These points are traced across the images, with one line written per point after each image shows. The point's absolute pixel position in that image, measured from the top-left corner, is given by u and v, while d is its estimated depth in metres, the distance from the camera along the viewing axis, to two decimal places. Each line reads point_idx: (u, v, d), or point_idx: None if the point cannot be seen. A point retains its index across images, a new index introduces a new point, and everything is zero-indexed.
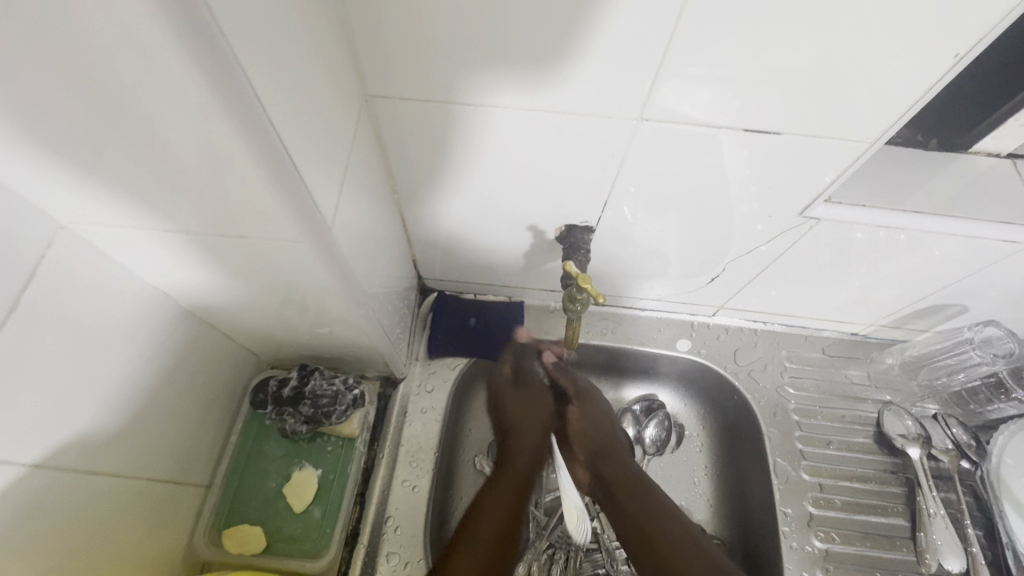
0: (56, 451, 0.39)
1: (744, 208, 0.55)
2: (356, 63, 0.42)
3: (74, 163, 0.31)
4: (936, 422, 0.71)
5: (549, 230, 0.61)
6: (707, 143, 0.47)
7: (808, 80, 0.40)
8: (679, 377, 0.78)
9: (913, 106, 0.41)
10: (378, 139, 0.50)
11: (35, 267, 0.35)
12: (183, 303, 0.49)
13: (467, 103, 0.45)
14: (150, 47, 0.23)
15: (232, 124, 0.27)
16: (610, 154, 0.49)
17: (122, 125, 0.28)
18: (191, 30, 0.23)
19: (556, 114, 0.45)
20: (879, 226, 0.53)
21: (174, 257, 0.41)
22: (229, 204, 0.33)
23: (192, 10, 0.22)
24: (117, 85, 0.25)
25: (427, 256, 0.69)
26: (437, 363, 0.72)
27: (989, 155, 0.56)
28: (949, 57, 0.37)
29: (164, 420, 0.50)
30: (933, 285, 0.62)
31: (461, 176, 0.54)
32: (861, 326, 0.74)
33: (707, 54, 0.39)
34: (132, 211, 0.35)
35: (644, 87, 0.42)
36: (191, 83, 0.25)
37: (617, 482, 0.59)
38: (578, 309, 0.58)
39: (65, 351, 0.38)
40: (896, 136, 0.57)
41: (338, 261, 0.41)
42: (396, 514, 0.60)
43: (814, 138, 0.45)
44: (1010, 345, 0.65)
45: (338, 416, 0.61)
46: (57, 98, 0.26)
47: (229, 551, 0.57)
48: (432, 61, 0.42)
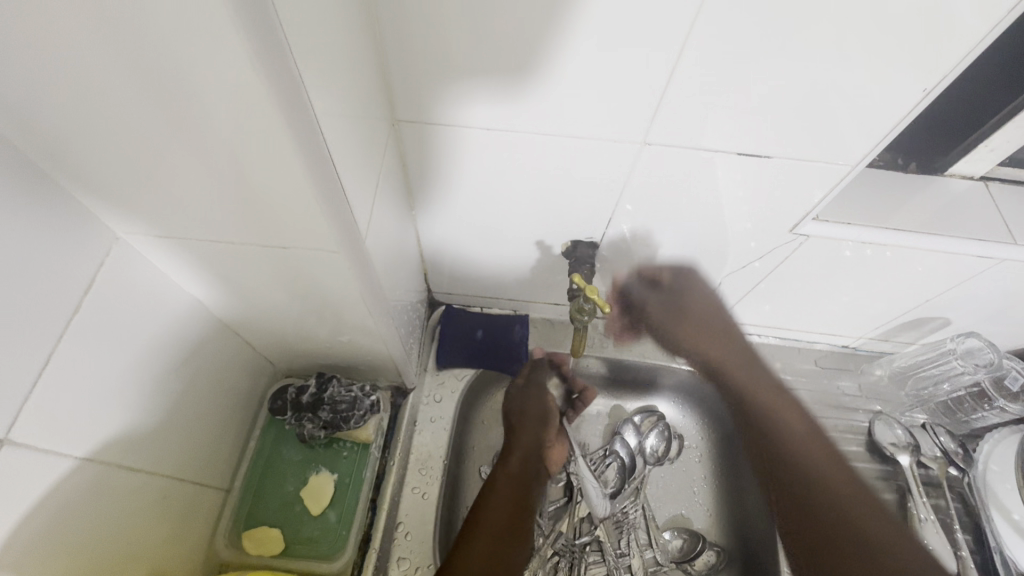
0: (101, 448, 0.41)
1: (738, 227, 0.59)
2: (387, 90, 0.47)
3: (142, 179, 0.35)
4: (925, 431, 0.74)
5: (555, 245, 0.65)
6: (702, 165, 0.51)
7: (796, 108, 0.44)
8: (678, 389, 0.81)
9: (889, 133, 0.46)
10: (401, 159, 0.54)
11: (94, 274, 0.39)
12: (214, 310, 0.52)
13: (484, 128, 0.49)
14: (230, 83, 0.27)
15: (292, 144, 0.31)
16: (617, 175, 0.53)
17: (190, 144, 0.32)
18: (264, 65, 0.26)
19: (568, 137, 0.49)
20: (865, 243, 0.57)
21: (212, 266, 0.45)
22: (276, 216, 0.37)
23: (272, 53, 0.26)
24: (193, 113, 0.30)
25: (438, 270, 0.73)
26: (447, 373, 0.75)
27: (964, 177, 0.60)
28: (917, 91, 0.42)
29: (190, 421, 0.53)
30: (916, 299, 0.66)
31: (475, 194, 0.58)
32: (850, 338, 0.78)
33: (703, 88, 0.43)
34: (184, 221, 0.39)
35: (647, 116, 0.46)
36: (254, 108, 0.29)
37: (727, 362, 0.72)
38: (586, 319, 0.62)
39: (115, 351, 0.41)
40: (878, 159, 0.61)
41: (367, 271, 0.45)
42: (407, 520, 0.64)
43: (801, 161, 0.49)
44: (990, 356, 0.68)
45: (357, 420, 0.63)
46: (137, 121, 0.31)
47: (247, 552, 0.59)
48: (456, 91, 0.46)
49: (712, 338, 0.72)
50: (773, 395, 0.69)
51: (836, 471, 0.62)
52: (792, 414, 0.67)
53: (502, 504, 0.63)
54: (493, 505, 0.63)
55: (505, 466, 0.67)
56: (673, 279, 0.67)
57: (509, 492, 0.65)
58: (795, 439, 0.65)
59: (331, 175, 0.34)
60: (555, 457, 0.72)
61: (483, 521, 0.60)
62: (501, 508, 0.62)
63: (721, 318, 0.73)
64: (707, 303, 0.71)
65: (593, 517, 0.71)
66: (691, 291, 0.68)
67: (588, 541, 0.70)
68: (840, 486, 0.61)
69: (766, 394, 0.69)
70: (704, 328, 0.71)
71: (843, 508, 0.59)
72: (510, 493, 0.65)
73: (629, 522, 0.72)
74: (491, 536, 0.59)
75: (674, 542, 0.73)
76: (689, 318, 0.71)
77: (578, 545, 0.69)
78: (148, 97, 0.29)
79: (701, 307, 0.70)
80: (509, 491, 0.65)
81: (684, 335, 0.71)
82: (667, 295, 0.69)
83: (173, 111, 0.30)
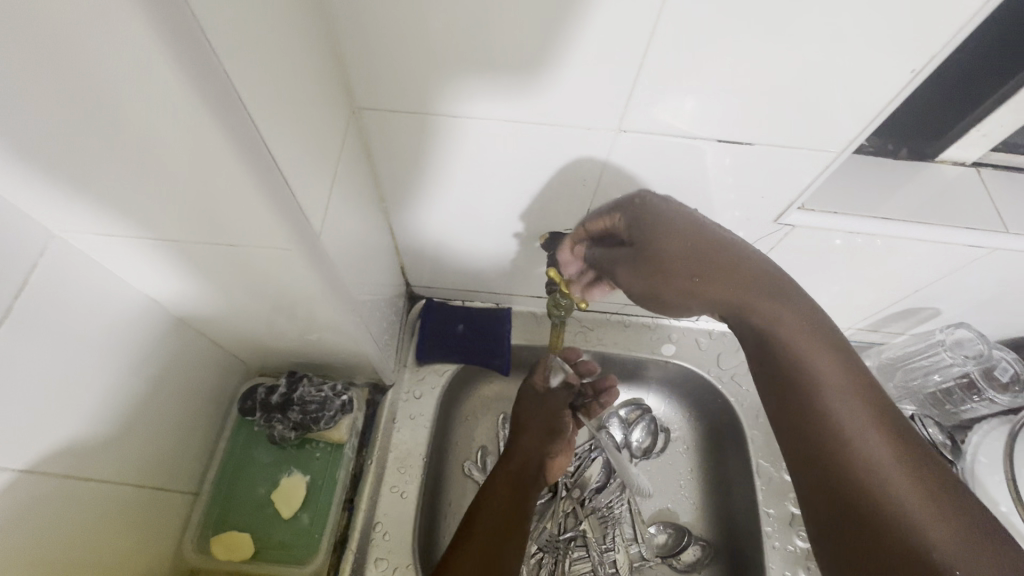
0: (46, 459, 0.39)
1: (723, 215, 0.56)
2: (344, 74, 0.44)
3: (70, 176, 0.33)
4: (914, 422, 0.72)
5: (534, 236, 0.62)
6: (686, 151, 0.49)
7: (776, 92, 0.42)
8: (665, 381, 0.79)
9: (875, 118, 0.44)
10: (366, 149, 0.51)
11: (28, 276, 0.37)
12: (171, 310, 0.50)
13: (453, 114, 0.47)
14: (140, 54, 0.25)
15: (214, 119, 0.28)
16: (594, 163, 0.51)
17: (114, 134, 0.30)
18: (175, 31, 0.24)
19: (539, 124, 0.47)
20: (853, 233, 0.55)
21: (161, 264, 0.42)
22: (217, 207, 0.35)
23: (181, 20, 0.24)
24: (112, 100, 0.27)
25: (415, 264, 0.70)
26: (427, 369, 0.72)
27: (956, 163, 0.58)
28: (905, 72, 0.40)
29: (152, 424, 0.51)
30: (905, 289, 0.64)
31: (446, 184, 0.55)
32: (839, 329, 0.76)
33: (679, 68, 0.41)
34: (123, 217, 0.37)
35: (623, 99, 0.44)
36: (176, 86, 0.26)
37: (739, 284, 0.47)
38: (563, 313, 0.60)
39: (55, 356, 0.39)
40: (867, 146, 0.59)
41: (325, 265, 0.43)
42: (385, 521, 0.62)
43: (785, 147, 0.47)
44: (980, 347, 0.68)
45: (327, 421, 0.62)
46: (56, 113, 0.28)
47: (217, 557, 0.58)
48: (417, 74, 0.43)
49: (756, 292, 0.47)
50: (820, 341, 0.47)
51: (906, 464, 0.43)
52: (823, 356, 0.46)
53: (499, 503, 0.60)
54: (488, 506, 0.60)
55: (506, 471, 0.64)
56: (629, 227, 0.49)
57: (506, 495, 0.62)
58: (817, 379, 0.46)
59: (267, 157, 0.32)
60: (556, 469, 0.67)
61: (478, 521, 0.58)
62: (497, 511, 0.59)
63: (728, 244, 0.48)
64: (690, 237, 0.47)
65: (577, 512, 0.71)
66: (651, 232, 0.47)
67: (572, 536, 0.69)
68: (874, 446, 0.44)
69: (818, 351, 0.46)
70: (708, 275, 0.46)
71: (869, 481, 0.43)
72: (507, 495, 0.61)
73: (614, 517, 0.71)
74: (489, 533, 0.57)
75: (659, 537, 0.71)
76: (715, 279, 0.46)
77: (562, 541, 0.68)
78: (64, 86, 0.27)
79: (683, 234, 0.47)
80: (507, 493, 0.62)
81: (688, 295, 0.48)
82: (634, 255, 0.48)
83: (92, 101, 0.28)
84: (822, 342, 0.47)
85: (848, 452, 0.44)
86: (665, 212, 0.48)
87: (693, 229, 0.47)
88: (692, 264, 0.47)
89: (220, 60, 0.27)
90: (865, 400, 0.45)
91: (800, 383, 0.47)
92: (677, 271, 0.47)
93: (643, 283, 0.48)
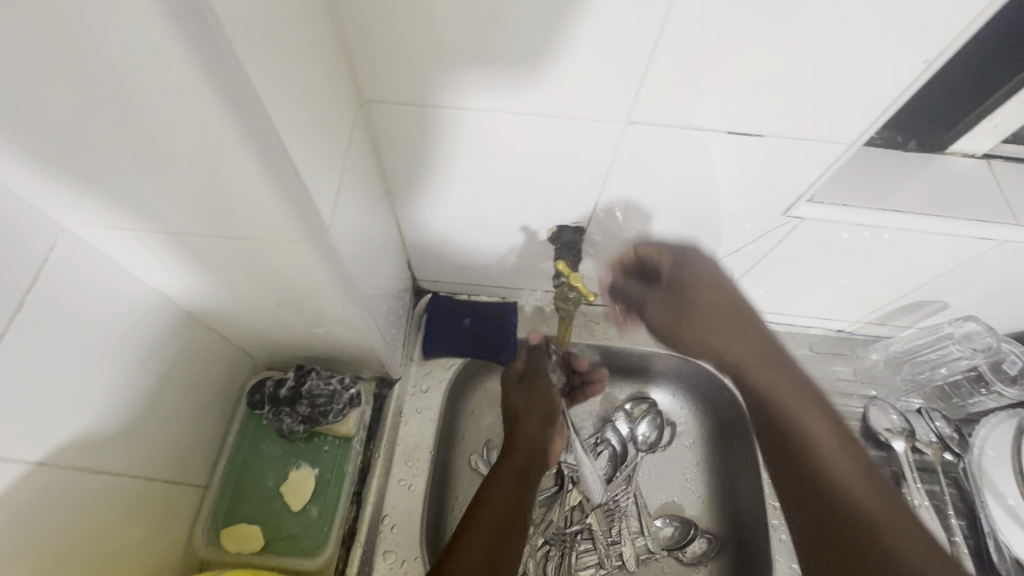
0: (58, 451, 0.40)
1: (731, 209, 0.56)
2: (352, 67, 0.44)
3: (81, 167, 0.33)
4: (920, 416, 0.74)
5: (541, 230, 0.62)
6: (694, 145, 0.48)
7: (786, 85, 0.42)
8: (671, 375, 0.80)
9: (885, 111, 0.43)
10: (373, 142, 0.51)
11: (40, 268, 0.37)
12: (181, 304, 0.50)
13: (460, 107, 0.46)
14: (153, 48, 0.25)
15: (229, 112, 0.28)
16: (602, 157, 0.51)
17: (125, 127, 0.30)
18: (191, 24, 0.24)
19: (547, 117, 0.47)
20: (861, 225, 0.55)
21: (171, 258, 0.43)
22: (229, 201, 0.35)
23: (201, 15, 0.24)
24: (123, 92, 0.27)
25: (422, 258, 0.70)
26: (433, 363, 0.73)
27: (966, 156, 0.58)
28: (918, 62, 0.39)
29: (162, 417, 0.51)
30: (914, 282, 0.64)
31: (454, 178, 0.55)
32: (846, 322, 0.76)
33: (688, 62, 0.41)
34: (134, 210, 0.37)
35: (632, 91, 0.44)
36: (191, 78, 0.26)
37: (722, 315, 0.63)
38: (571, 307, 0.60)
39: (66, 349, 0.39)
40: (877, 138, 0.58)
41: (335, 260, 0.43)
42: (393, 513, 0.62)
43: (795, 140, 0.47)
44: (988, 340, 0.67)
45: (335, 415, 0.62)
46: (69, 107, 0.28)
47: (228, 550, 0.58)
48: (425, 67, 0.43)
49: (740, 335, 0.62)
50: (801, 399, 0.57)
51: (877, 492, 0.50)
52: (816, 420, 0.55)
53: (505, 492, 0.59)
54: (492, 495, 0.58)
55: (510, 461, 0.63)
56: (670, 265, 0.61)
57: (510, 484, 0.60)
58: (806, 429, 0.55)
59: (281, 150, 0.32)
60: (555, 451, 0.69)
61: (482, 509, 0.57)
62: (502, 500, 0.58)
63: (732, 303, 0.64)
64: (717, 293, 0.63)
65: (583, 505, 0.71)
66: (691, 286, 0.61)
67: (578, 529, 0.69)
68: (845, 466, 0.51)
69: (813, 418, 0.55)
70: (718, 325, 0.62)
71: (846, 495, 0.50)
72: (512, 483, 0.60)
73: (620, 510, 0.71)
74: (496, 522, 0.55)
75: (665, 530, 0.71)
76: (730, 337, 0.61)
77: (569, 534, 0.69)
78: (75, 77, 0.27)
79: (707, 277, 0.62)
80: (512, 482, 0.60)
81: (706, 340, 0.63)
82: (665, 295, 0.63)
83: (104, 92, 0.27)
84: (807, 397, 0.57)
85: (825, 470, 0.51)
86: (698, 266, 0.62)
87: (717, 278, 0.63)
88: (700, 310, 0.62)
89: (240, 61, 0.27)
90: (855, 459, 0.52)
91: (793, 439, 0.55)
92: (699, 316, 0.62)
93: (671, 324, 0.64)
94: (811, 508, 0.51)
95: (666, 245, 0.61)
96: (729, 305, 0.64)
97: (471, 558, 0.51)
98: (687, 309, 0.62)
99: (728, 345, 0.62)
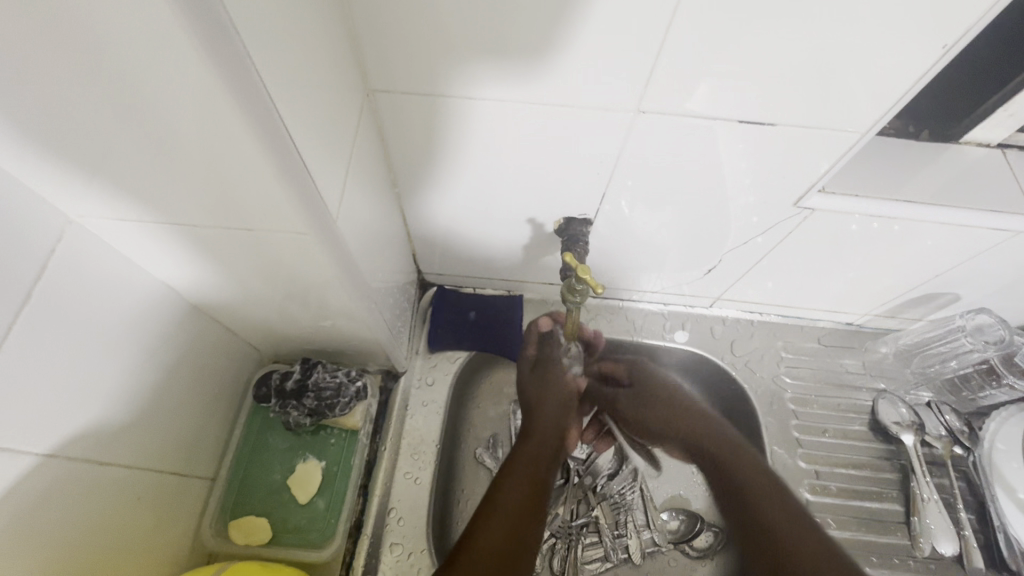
0: (68, 443, 0.40)
1: (741, 201, 0.56)
2: (357, 55, 0.43)
3: (86, 158, 0.32)
4: (930, 410, 0.73)
5: (547, 223, 0.62)
6: (704, 135, 0.48)
7: (800, 73, 0.41)
8: (678, 369, 0.79)
9: (901, 99, 0.42)
10: (378, 133, 0.51)
11: (46, 260, 0.37)
12: (187, 296, 0.50)
13: (467, 96, 0.46)
14: (157, 36, 0.25)
15: (234, 103, 0.28)
16: (611, 148, 0.50)
17: (131, 117, 0.29)
18: (195, 10, 0.24)
19: (555, 107, 0.46)
20: (873, 216, 0.54)
21: (179, 251, 0.43)
22: (235, 191, 0.34)
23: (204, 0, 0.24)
24: (127, 81, 0.27)
25: (427, 251, 0.70)
26: (439, 356, 0.73)
27: (980, 145, 0.57)
28: (937, 48, 0.38)
29: (170, 411, 0.51)
30: (925, 274, 0.63)
31: (460, 170, 0.55)
32: (855, 315, 0.75)
33: (698, 50, 0.40)
34: (140, 201, 0.36)
35: (642, 81, 0.43)
36: (197, 67, 0.26)
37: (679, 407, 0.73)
38: (579, 300, 0.59)
39: (73, 343, 0.39)
40: (889, 127, 0.57)
41: (341, 252, 0.43)
42: (399, 506, 0.62)
43: (809, 129, 0.46)
44: (1001, 332, 0.65)
45: (342, 408, 0.62)
46: (72, 96, 0.28)
47: (234, 542, 0.58)
48: (432, 56, 0.42)
49: (702, 419, 0.71)
50: (742, 451, 0.67)
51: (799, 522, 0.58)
52: (748, 460, 0.65)
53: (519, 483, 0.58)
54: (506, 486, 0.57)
55: (526, 449, 0.63)
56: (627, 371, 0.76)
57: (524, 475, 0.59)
58: (753, 463, 0.65)
59: (285, 140, 0.32)
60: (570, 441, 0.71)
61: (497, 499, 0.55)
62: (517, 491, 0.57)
63: (689, 402, 0.74)
64: (671, 395, 0.74)
65: (589, 499, 0.71)
66: (650, 381, 0.75)
67: (584, 522, 0.69)
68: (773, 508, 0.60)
69: (744, 458, 0.65)
70: (677, 413, 0.72)
71: (779, 537, 0.57)
72: (526, 474, 0.59)
73: (626, 504, 0.71)
74: (512, 509, 0.54)
75: (671, 523, 0.71)
76: (682, 418, 0.72)
77: (575, 527, 0.69)
78: (78, 64, 0.26)
79: (668, 397, 0.73)
80: (526, 473, 0.59)
81: (664, 429, 0.73)
82: (631, 394, 0.75)
83: (108, 80, 0.27)
84: (733, 443, 0.68)
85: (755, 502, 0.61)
86: (654, 382, 0.75)
87: (679, 393, 0.74)
88: (683, 411, 0.72)
89: (240, 36, 0.26)
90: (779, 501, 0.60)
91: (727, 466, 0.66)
92: (652, 408, 0.74)
93: (637, 415, 0.75)
94: (751, 530, 0.61)
95: (620, 355, 0.77)
96: (690, 404, 0.73)
97: (485, 549, 0.49)
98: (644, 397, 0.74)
99: (686, 425, 0.71)
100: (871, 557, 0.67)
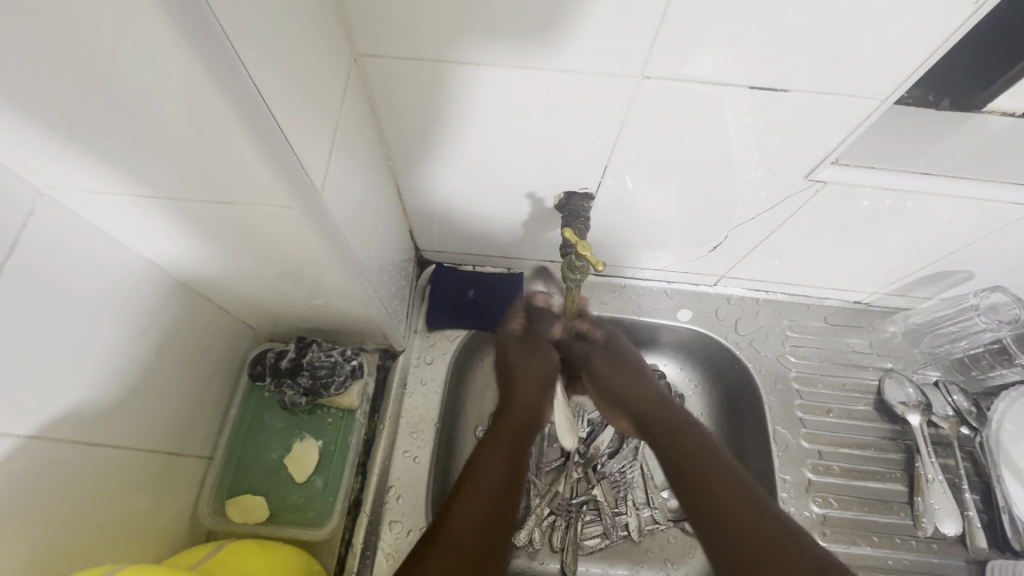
0: (51, 425, 0.39)
1: (747, 175, 0.53)
2: (342, 17, 0.40)
3: (51, 128, 0.30)
4: (937, 389, 0.72)
5: (547, 198, 0.60)
6: (708, 103, 0.45)
7: (813, 35, 0.38)
8: (680, 347, 0.78)
9: (922, 64, 0.40)
10: (369, 101, 0.48)
11: (16, 237, 0.35)
12: (173, 273, 0.49)
13: (459, 61, 0.43)
14: None
15: (207, 68, 0.26)
16: (612, 118, 0.48)
17: (91, 85, 0.27)
18: None
19: (552, 72, 0.43)
20: (884, 188, 0.52)
21: (160, 224, 0.41)
22: (218, 170, 0.33)
23: None
24: (82, 42, 0.25)
25: (423, 227, 0.68)
26: (438, 335, 0.72)
27: (1003, 114, 0.53)
28: (968, 3, 0.35)
29: (161, 391, 0.50)
30: (940, 251, 0.61)
31: (454, 141, 0.53)
32: (864, 294, 0.73)
33: (702, 8, 0.37)
34: (114, 174, 0.35)
35: (644, 46, 0.40)
36: (162, 28, 0.24)
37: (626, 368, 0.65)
38: (579, 278, 0.57)
39: (51, 322, 0.38)
40: (906, 96, 0.54)
41: (329, 226, 0.41)
42: (398, 484, 0.62)
43: (822, 95, 0.43)
44: (1016, 312, 0.64)
45: (337, 387, 0.61)
46: (24, 60, 0.26)
47: (234, 520, 0.58)
48: (422, 19, 0.40)
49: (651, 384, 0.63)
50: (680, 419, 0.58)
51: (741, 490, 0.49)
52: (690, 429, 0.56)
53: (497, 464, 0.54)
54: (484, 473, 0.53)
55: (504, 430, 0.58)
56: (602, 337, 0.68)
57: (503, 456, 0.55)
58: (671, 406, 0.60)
59: (264, 111, 0.30)
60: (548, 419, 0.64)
61: (477, 476, 0.53)
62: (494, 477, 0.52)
63: (639, 365, 0.65)
64: (623, 363, 0.66)
65: (588, 477, 0.71)
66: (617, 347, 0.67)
67: (584, 501, 0.69)
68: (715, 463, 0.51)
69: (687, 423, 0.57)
70: (626, 368, 0.64)
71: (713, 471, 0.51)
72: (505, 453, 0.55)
73: (626, 482, 0.71)
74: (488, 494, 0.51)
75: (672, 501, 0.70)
76: (620, 372, 0.64)
77: (575, 505, 0.68)
78: (25, 26, 0.24)
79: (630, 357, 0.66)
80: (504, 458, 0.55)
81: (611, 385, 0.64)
82: (604, 353, 0.66)
83: (60, 43, 0.25)
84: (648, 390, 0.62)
85: (709, 479, 0.50)
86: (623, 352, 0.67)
87: (632, 360, 0.66)
88: (633, 371, 0.64)
89: (219, 20, 0.25)
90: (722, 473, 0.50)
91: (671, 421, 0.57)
92: (610, 371, 0.65)
93: (610, 371, 0.65)
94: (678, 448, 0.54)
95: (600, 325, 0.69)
96: (639, 366, 0.65)
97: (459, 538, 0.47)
98: (615, 360, 0.65)
99: (630, 386, 0.63)
100: (872, 536, 0.66)
